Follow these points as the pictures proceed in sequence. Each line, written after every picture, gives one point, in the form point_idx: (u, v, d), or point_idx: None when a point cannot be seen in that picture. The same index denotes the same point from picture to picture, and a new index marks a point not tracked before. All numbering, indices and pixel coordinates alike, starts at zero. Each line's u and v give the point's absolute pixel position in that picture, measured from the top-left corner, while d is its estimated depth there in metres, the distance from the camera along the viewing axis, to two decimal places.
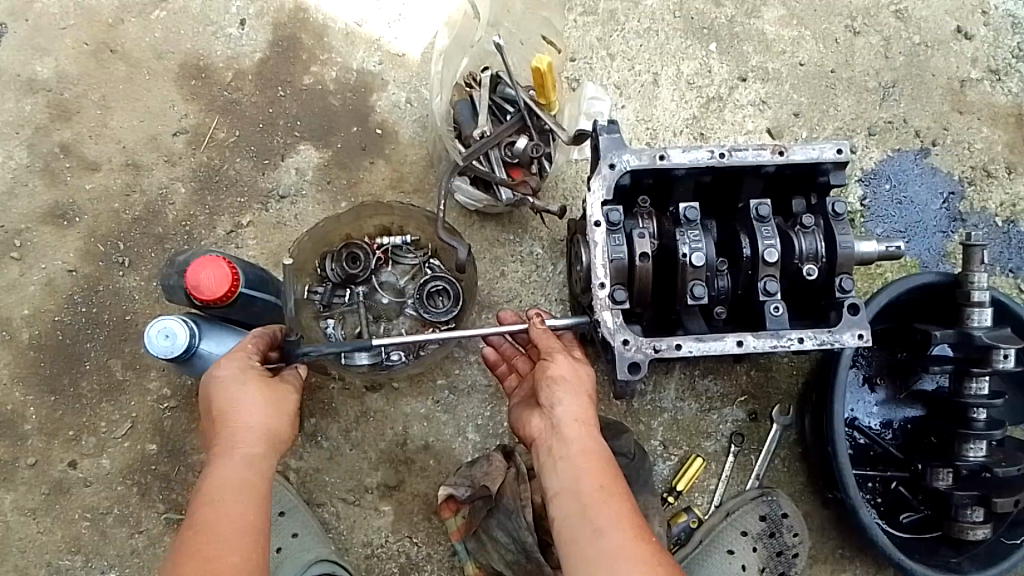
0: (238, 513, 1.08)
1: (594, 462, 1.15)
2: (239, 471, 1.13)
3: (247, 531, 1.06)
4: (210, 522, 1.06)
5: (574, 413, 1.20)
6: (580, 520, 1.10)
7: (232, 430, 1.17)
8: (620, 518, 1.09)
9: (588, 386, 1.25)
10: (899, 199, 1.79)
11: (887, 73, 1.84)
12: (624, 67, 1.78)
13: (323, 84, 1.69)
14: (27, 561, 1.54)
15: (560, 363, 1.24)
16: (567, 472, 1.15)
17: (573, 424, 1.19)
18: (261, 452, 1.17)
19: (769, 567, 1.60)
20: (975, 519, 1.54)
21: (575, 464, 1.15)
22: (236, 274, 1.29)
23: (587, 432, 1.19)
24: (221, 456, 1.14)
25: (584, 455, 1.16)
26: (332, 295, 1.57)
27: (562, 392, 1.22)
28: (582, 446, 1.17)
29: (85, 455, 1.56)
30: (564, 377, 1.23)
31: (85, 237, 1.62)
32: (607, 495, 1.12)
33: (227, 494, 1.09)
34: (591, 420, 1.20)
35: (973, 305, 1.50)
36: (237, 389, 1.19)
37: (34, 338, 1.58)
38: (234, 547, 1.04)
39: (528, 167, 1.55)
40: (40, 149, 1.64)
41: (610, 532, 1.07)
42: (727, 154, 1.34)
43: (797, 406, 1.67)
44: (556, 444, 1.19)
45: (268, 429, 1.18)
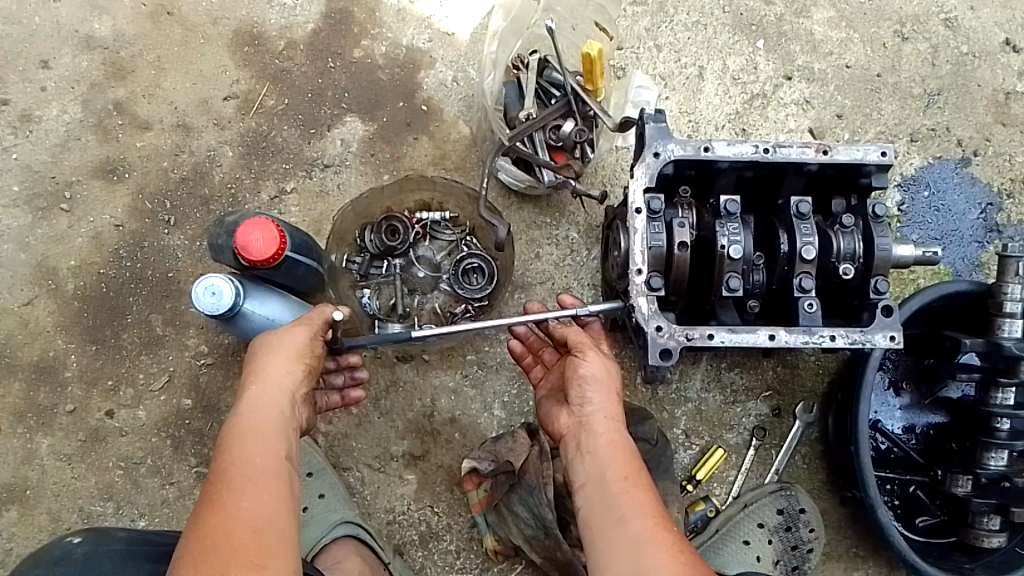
0: (259, 463, 1.06)
1: (621, 455, 1.19)
2: (262, 422, 1.11)
3: (269, 479, 1.04)
4: (231, 472, 1.03)
5: (604, 409, 1.24)
6: (602, 507, 1.14)
7: (252, 379, 1.18)
8: (642, 507, 1.12)
9: (618, 384, 1.28)
10: (936, 206, 1.79)
11: (933, 81, 1.83)
12: (671, 59, 1.79)
13: (372, 58, 1.71)
14: (60, 504, 1.58)
15: (590, 362, 1.27)
16: (593, 464, 1.19)
17: (604, 420, 1.23)
18: (275, 395, 1.16)
19: (783, 561, 1.63)
20: (991, 527, 1.55)
21: (602, 456, 1.19)
22: (284, 238, 1.33)
23: (615, 429, 1.23)
24: (244, 406, 1.13)
25: (612, 450, 1.20)
26: (369, 265, 1.59)
27: (593, 391, 1.25)
28: (609, 441, 1.21)
29: (123, 405, 1.60)
30: (594, 375, 1.26)
31: (134, 194, 1.66)
32: (632, 485, 1.15)
33: (250, 443, 1.07)
34: (619, 418, 1.25)
35: (1005, 315, 1.51)
36: (262, 343, 1.22)
37: (79, 288, 1.62)
38: (252, 497, 1.01)
39: (572, 151, 1.56)
40: (95, 106, 1.68)
41: (633, 520, 1.10)
42: (771, 149, 1.35)
43: (822, 405, 1.68)
44: (586, 440, 1.23)
45: (294, 384, 1.18)
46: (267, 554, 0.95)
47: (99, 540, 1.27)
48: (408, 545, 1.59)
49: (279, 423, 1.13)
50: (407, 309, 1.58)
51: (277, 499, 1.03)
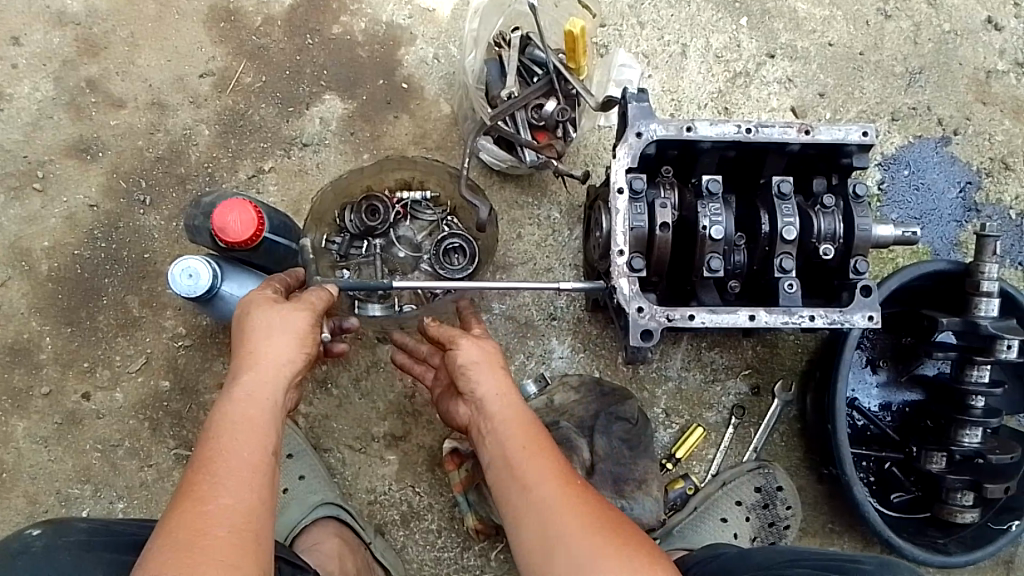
0: (244, 455, 1.05)
1: (517, 426, 1.17)
2: (250, 411, 1.10)
3: (253, 474, 1.04)
4: (212, 462, 1.03)
5: (494, 389, 1.22)
6: (510, 482, 1.11)
7: (247, 358, 1.16)
8: (548, 475, 1.09)
9: (500, 361, 1.26)
10: (916, 185, 1.80)
11: (915, 59, 1.83)
12: (653, 36, 1.78)
13: (351, 35, 1.68)
14: (38, 487, 1.56)
15: (466, 348, 1.25)
16: (496, 444, 1.16)
17: (495, 397, 1.21)
18: (271, 384, 1.14)
19: (760, 537, 1.64)
20: (964, 503, 1.57)
21: (502, 434, 1.17)
22: (261, 220, 1.31)
23: (509, 404, 1.20)
24: (232, 391, 1.12)
25: (509, 423, 1.17)
26: (349, 246, 1.57)
27: (478, 376, 1.23)
28: (506, 417, 1.18)
29: (100, 387, 1.58)
30: (472, 360, 1.24)
31: (108, 173, 1.63)
32: (532, 453, 1.12)
33: (233, 435, 1.06)
34: (511, 393, 1.22)
35: (982, 294, 1.52)
36: (255, 317, 1.19)
37: (53, 269, 1.60)
38: (231, 490, 1.01)
39: (554, 131, 1.55)
40: (67, 83, 1.64)
41: (541, 488, 1.07)
42: (753, 130, 1.35)
43: (800, 383, 1.70)
44: (483, 424, 1.20)
45: (289, 371, 1.17)
46: (239, 553, 0.95)
47: (59, 532, 1.20)
48: (389, 525, 1.59)
49: (269, 413, 1.12)
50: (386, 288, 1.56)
51: (258, 494, 1.03)
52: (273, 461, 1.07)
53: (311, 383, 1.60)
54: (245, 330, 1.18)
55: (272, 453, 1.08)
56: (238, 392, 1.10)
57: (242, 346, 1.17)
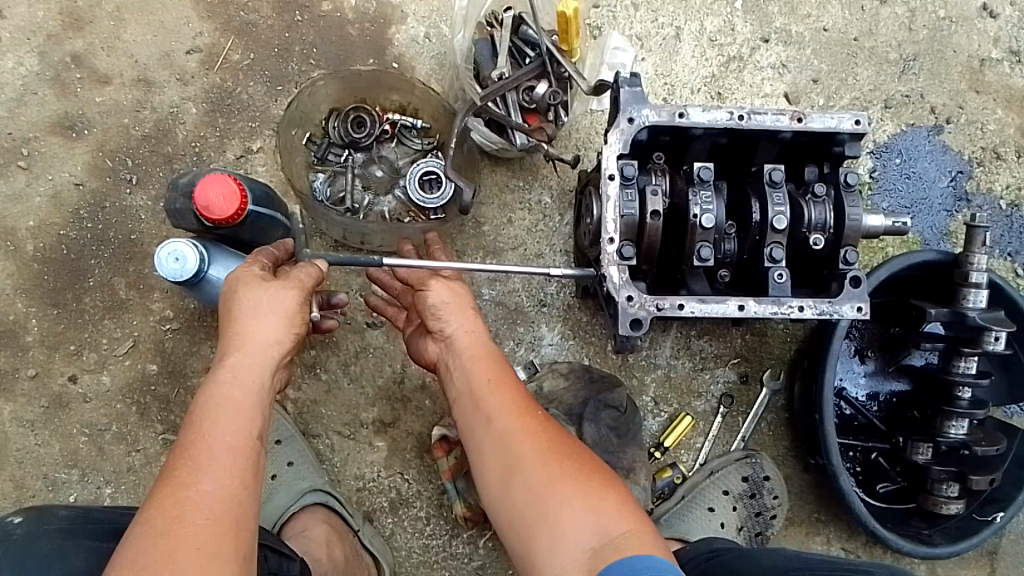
0: (227, 440, 1.04)
1: (483, 361, 1.21)
2: (235, 396, 1.09)
3: (236, 459, 1.03)
4: (194, 446, 1.03)
5: (463, 327, 1.26)
6: (475, 415, 1.16)
7: (234, 339, 1.15)
8: (510, 408, 1.14)
9: (469, 301, 1.30)
10: (907, 173, 1.79)
11: (909, 46, 1.82)
12: (647, 18, 1.76)
13: (341, 13, 1.66)
14: (25, 471, 1.55)
15: (436, 290, 1.28)
16: (462, 379, 1.21)
17: (463, 335, 1.25)
18: (257, 367, 1.13)
19: (747, 527, 1.66)
20: (950, 494, 1.59)
21: (468, 369, 1.21)
22: (244, 193, 1.29)
23: (477, 342, 1.25)
24: (217, 375, 1.11)
25: (474, 358, 1.22)
26: (329, 152, 1.59)
27: (447, 315, 1.27)
28: (473, 354, 1.23)
29: (87, 370, 1.57)
30: (442, 301, 1.28)
31: (94, 151, 1.60)
32: (497, 389, 1.17)
33: (216, 418, 1.06)
34: (480, 331, 1.27)
35: (971, 285, 1.52)
36: (240, 296, 1.18)
37: (39, 249, 1.58)
38: (213, 476, 1.00)
39: (545, 113, 1.53)
40: (52, 58, 1.61)
41: (499, 420, 1.13)
42: (746, 116, 1.34)
43: (788, 371, 1.71)
44: (451, 360, 1.26)
45: (276, 352, 1.16)
46: (220, 541, 0.94)
47: (40, 519, 1.20)
48: (378, 512, 1.59)
49: (255, 396, 1.11)
50: (355, 205, 1.57)
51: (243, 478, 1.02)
52: (258, 444, 1.06)
53: (299, 368, 1.60)
54: (234, 310, 1.17)
55: (257, 437, 1.07)
56: (223, 373, 1.10)
57: (230, 327, 1.17)
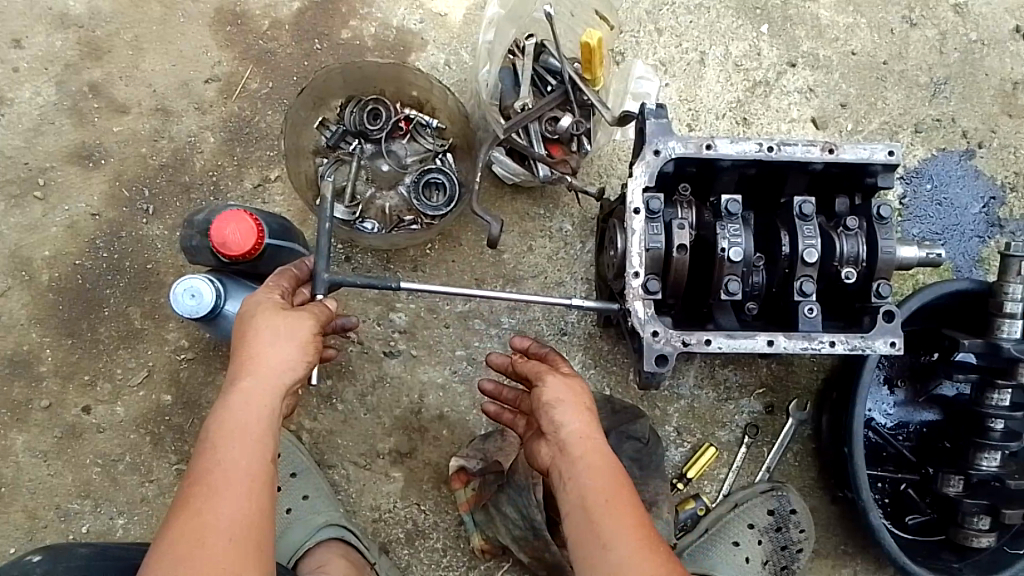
0: (241, 464, 1.01)
1: (608, 483, 1.05)
2: (248, 418, 1.05)
3: (250, 486, 1.00)
4: (209, 473, 1.00)
5: (579, 430, 1.11)
6: (586, 537, 1.01)
7: (246, 362, 1.10)
8: (629, 532, 1.00)
9: (588, 399, 1.15)
10: (938, 200, 1.75)
11: (940, 69, 1.78)
12: (671, 43, 1.73)
13: (360, 40, 1.64)
14: (37, 501, 1.54)
15: (552, 385, 1.16)
16: (575, 493, 1.06)
17: (579, 441, 1.09)
18: (273, 392, 1.08)
19: (773, 561, 1.61)
20: (981, 527, 1.52)
21: (584, 482, 1.05)
22: (261, 228, 1.27)
23: (596, 450, 1.09)
24: (228, 400, 1.06)
25: (593, 469, 1.06)
26: (340, 138, 1.56)
27: (562, 414, 1.12)
28: (590, 462, 1.07)
29: (101, 401, 1.55)
30: (559, 397, 1.14)
31: (111, 180, 1.59)
32: (615, 513, 1.02)
33: (232, 446, 1.02)
34: (598, 437, 1.11)
35: (1005, 316, 1.48)
36: (256, 319, 1.13)
37: (55, 279, 1.57)
38: (230, 500, 0.98)
39: (568, 145, 1.52)
40: (69, 88, 1.61)
41: (618, 548, 0.99)
42: (775, 148, 1.30)
43: (816, 403, 1.66)
44: (563, 468, 1.09)
45: (286, 378, 1.10)
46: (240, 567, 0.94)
47: (59, 558, 1.18)
48: (394, 544, 1.56)
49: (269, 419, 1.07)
50: (357, 196, 1.55)
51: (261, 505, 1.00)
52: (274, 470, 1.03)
53: (316, 399, 1.57)
54: (245, 333, 1.12)
55: (271, 460, 1.04)
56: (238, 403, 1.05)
57: (239, 351, 1.11)
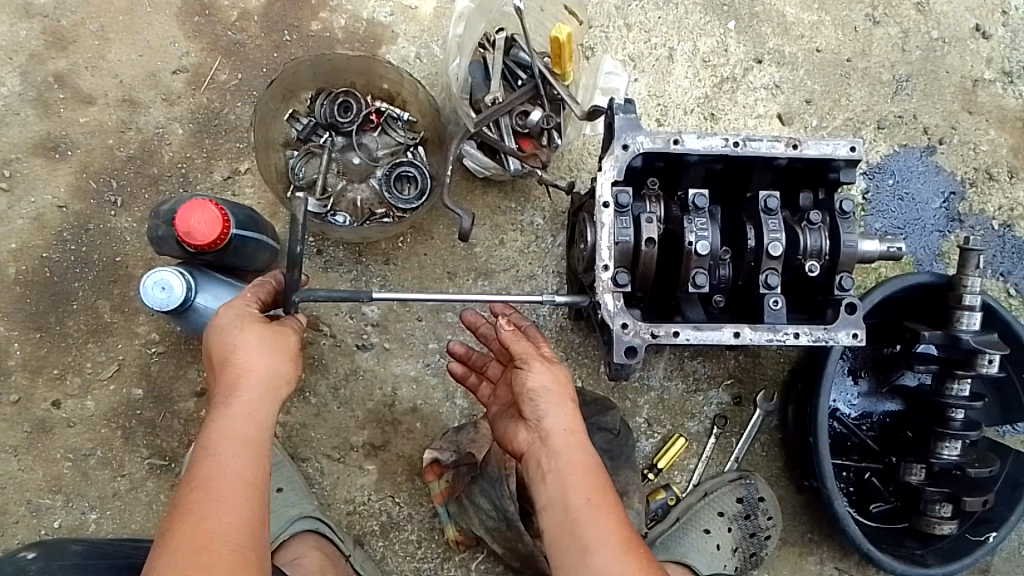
0: (237, 470, 1.01)
1: (590, 481, 1.06)
2: (243, 429, 1.05)
3: (245, 499, 0.99)
4: (205, 481, 0.99)
5: (563, 423, 1.11)
6: (566, 534, 1.03)
7: (232, 375, 1.10)
8: (609, 533, 1.02)
9: (571, 391, 1.15)
10: (900, 195, 1.79)
11: (902, 67, 1.82)
12: (640, 39, 1.74)
13: (330, 32, 1.64)
14: (7, 497, 1.52)
15: (538, 374, 1.13)
16: (555, 485, 1.07)
17: (564, 434, 1.10)
18: (261, 402, 1.09)
19: (742, 548, 1.64)
20: (942, 514, 1.57)
21: (565, 478, 1.07)
22: (226, 218, 1.27)
23: (579, 443, 1.10)
24: (223, 411, 1.07)
25: (578, 467, 1.08)
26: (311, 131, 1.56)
27: (545, 404, 1.12)
28: (575, 460, 1.08)
29: (70, 395, 1.54)
30: (545, 388, 1.13)
31: (77, 172, 1.57)
32: (600, 509, 1.04)
33: (226, 454, 1.02)
34: (581, 430, 1.12)
35: (964, 308, 1.52)
36: (241, 329, 1.13)
37: (21, 272, 1.55)
38: (232, 507, 0.98)
39: (538, 139, 1.54)
40: (34, 78, 1.58)
41: (602, 547, 1.01)
42: (741, 143, 1.32)
43: (782, 393, 1.69)
44: (544, 458, 1.10)
45: (276, 389, 1.11)
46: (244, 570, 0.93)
47: (51, 556, 1.17)
48: (368, 536, 1.57)
49: (262, 430, 1.07)
50: (329, 189, 1.55)
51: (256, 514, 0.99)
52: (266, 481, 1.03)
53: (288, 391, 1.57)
54: (232, 345, 1.11)
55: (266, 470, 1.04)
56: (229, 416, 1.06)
57: (229, 363, 1.10)
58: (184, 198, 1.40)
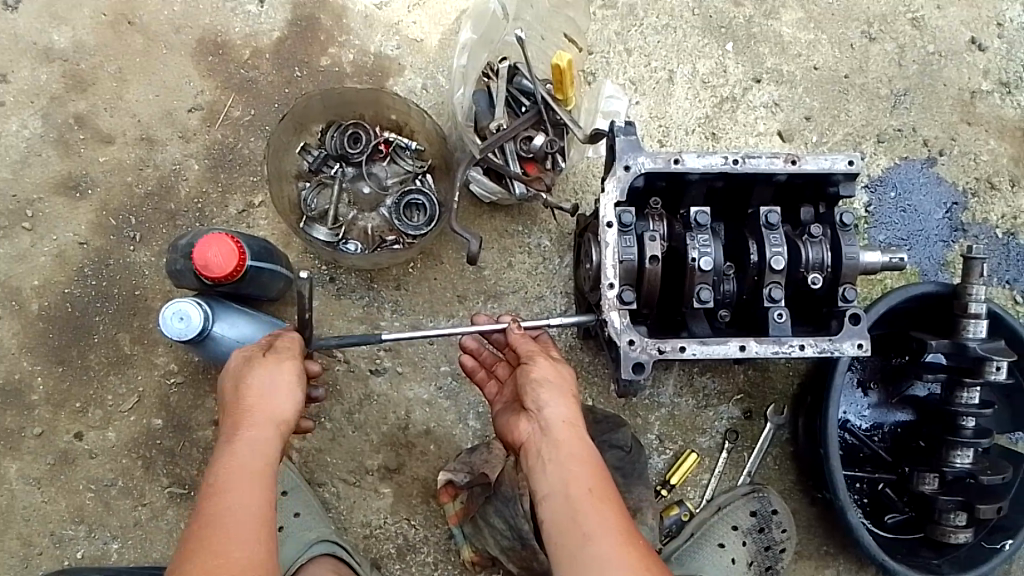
0: (250, 501, 1.04)
1: (585, 472, 1.09)
2: (253, 463, 1.08)
3: (258, 531, 1.01)
4: (220, 512, 1.02)
5: (562, 416, 1.15)
6: (567, 524, 1.05)
7: (244, 410, 1.14)
8: (609, 526, 1.04)
9: (573, 388, 1.20)
10: (903, 207, 1.81)
11: (900, 81, 1.85)
12: (640, 63, 1.79)
13: (339, 66, 1.69)
14: (31, 528, 1.56)
15: (542, 366, 1.20)
16: (555, 475, 1.10)
17: (562, 426, 1.14)
18: (272, 435, 1.13)
19: (757, 561, 1.65)
20: (958, 523, 1.58)
21: (565, 468, 1.10)
22: (242, 250, 1.31)
23: (576, 436, 1.14)
24: (236, 447, 1.10)
25: (575, 459, 1.11)
26: (322, 162, 1.61)
27: (545, 395, 1.17)
28: (575, 453, 1.11)
29: (92, 426, 1.58)
30: (547, 378, 1.19)
31: (97, 210, 1.63)
32: (596, 502, 1.06)
33: (239, 484, 1.05)
34: (580, 424, 1.16)
35: (970, 316, 1.53)
36: (254, 365, 1.18)
37: (44, 308, 1.60)
38: (246, 538, 1.00)
39: (543, 163, 1.57)
40: (55, 120, 1.64)
41: (599, 537, 1.03)
42: (740, 161, 1.35)
43: (792, 406, 1.71)
44: (544, 449, 1.13)
45: (284, 421, 1.15)
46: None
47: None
48: (385, 559, 1.59)
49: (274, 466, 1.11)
50: (340, 218, 1.60)
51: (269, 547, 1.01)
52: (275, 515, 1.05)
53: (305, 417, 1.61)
54: (248, 385, 1.16)
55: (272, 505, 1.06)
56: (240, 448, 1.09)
57: (245, 401, 1.15)
58: (200, 231, 1.45)
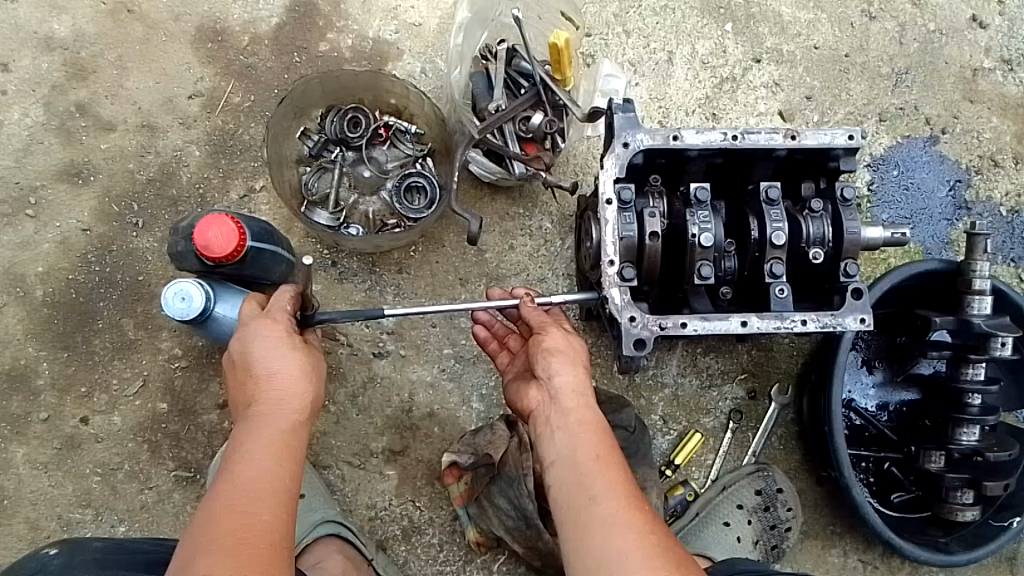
0: (267, 470, 1.04)
1: (593, 440, 1.10)
2: (267, 431, 1.09)
3: (277, 496, 1.02)
4: (239, 478, 1.02)
5: (573, 384, 1.15)
6: (574, 489, 1.05)
7: (266, 387, 1.14)
8: (616, 489, 1.04)
9: (584, 357, 1.20)
10: (905, 185, 1.80)
11: (901, 60, 1.84)
12: (639, 44, 1.78)
13: (338, 51, 1.69)
14: (38, 513, 1.57)
15: (555, 336, 1.20)
16: (565, 441, 1.10)
17: (571, 394, 1.14)
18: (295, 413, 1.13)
19: (762, 540, 1.65)
20: (965, 501, 1.56)
21: (572, 435, 1.10)
22: (242, 231, 1.32)
23: (584, 404, 1.14)
24: (259, 420, 1.10)
25: (583, 427, 1.11)
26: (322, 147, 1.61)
27: (557, 363, 1.17)
28: (584, 419, 1.12)
29: (97, 411, 1.59)
30: (559, 348, 1.19)
31: (99, 197, 1.64)
32: (604, 467, 1.06)
33: (257, 453, 1.05)
34: (590, 393, 1.16)
35: (974, 292, 1.52)
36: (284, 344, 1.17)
37: (48, 294, 1.61)
38: (266, 505, 1.00)
39: (542, 142, 1.58)
40: (57, 108, 1.65)
41: (604, 501, 1.02)
42: (739, 136, 1.35)
43: (796, 386, 1.70)
44: (554, 417, 1.14)
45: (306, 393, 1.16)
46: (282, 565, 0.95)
47: (73, 552, 1.22)
48: (390, 540, 1.59)
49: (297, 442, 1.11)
50: (342, 202, 1.60)
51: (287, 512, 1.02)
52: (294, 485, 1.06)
53: None
54: (272, 363, 1.15)
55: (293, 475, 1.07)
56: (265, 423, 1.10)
57: (268, 380, 1.14)
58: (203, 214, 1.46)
